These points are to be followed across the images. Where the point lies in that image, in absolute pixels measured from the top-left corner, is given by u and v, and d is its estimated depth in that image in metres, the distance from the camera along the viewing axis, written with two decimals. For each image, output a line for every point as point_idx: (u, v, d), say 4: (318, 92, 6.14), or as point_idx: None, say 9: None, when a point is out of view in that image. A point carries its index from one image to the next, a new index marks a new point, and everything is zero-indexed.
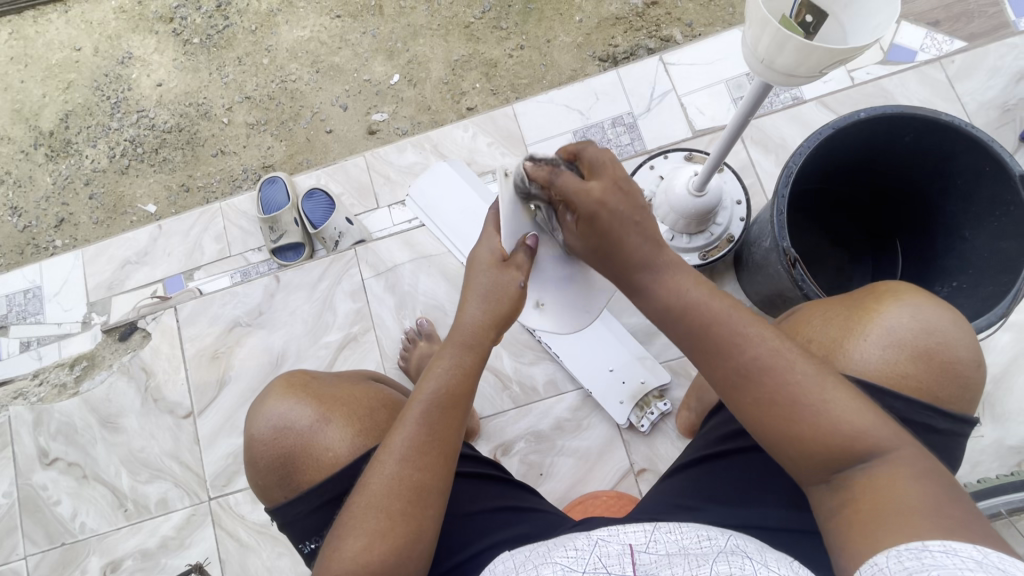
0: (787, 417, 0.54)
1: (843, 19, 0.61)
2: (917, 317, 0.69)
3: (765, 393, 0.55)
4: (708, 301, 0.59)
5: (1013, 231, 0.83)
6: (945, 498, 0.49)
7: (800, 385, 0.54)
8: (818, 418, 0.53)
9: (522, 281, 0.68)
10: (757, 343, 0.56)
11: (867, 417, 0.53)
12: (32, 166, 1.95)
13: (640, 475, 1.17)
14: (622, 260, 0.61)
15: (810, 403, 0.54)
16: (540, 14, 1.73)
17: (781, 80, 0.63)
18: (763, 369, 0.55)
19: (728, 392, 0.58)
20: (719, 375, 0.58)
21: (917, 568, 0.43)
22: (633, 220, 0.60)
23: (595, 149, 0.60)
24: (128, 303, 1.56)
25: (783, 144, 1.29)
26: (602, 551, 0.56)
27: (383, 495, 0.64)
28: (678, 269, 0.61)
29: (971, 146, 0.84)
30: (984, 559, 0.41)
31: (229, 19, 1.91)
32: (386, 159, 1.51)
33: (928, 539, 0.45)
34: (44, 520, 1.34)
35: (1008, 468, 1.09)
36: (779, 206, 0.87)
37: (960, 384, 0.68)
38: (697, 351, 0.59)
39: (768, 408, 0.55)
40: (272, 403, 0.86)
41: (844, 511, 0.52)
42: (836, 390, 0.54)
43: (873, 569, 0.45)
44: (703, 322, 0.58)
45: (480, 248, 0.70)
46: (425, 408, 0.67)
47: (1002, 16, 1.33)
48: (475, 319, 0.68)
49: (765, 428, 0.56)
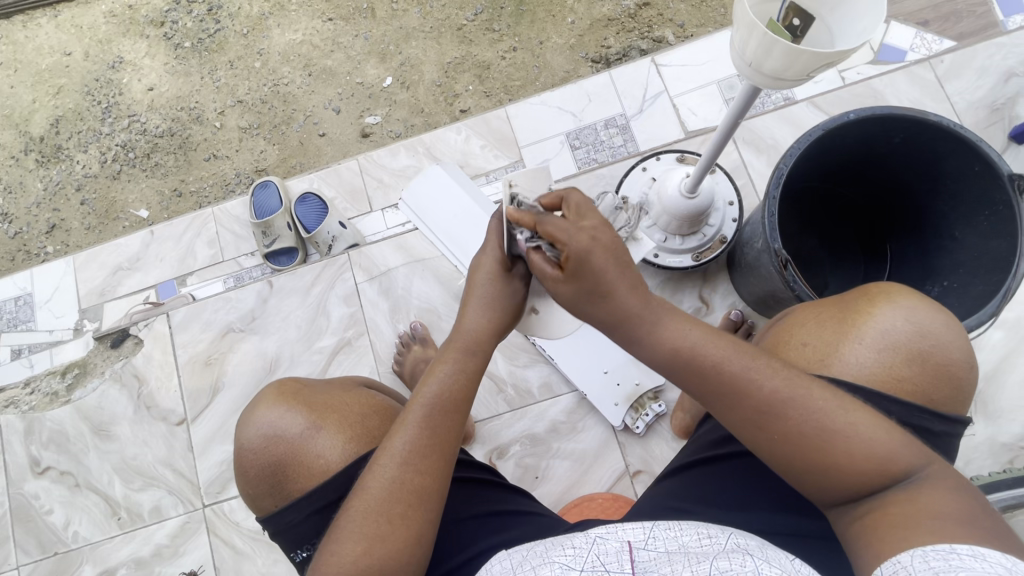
0: (821, 445, 0.55)
1: (831, 22, 0.61)
2: (910, 320, 0.69)
3: (794, 425, 0.56)
4: (709, 344, 0.60)
5: (1004, 231, 0.84)
6: (973, 507, 0.50)
7: (825, 415, 0.55)
8: (849, 445, 0.54)
9: (522, 296, 0.72)
10: (769, 382, 0.57)
11: (895, 437, 0.55)
12: (22, 171, 1.94)
13: (636, 477, 1.17)
14: (618, 312, 0.61)
15: (839, 432, 0.55)
16: (532, 16, 1.73)
17: (769, 84, 0.64)
18: (784, 402, 0.56)
19: (753, 431, 0.58)
20: (743, 416, 0.58)
21: (943, 568, 0.44)
22: (622, 262, 0.60)
23: (578, 196, 0.63)
24: (120, 309, 1.55)
25: (774, 145, 1.30)
26: (600, 548, 0.55)
27: (384, 498, 0.64)
28: (667, 317, 0.61)
29: (960, 146, 0.84)
30: (1012, 565, 0.42)
31: (221, 22, 1.90)
32: (379, 162, 1.50)
33: (955, 543, 0.46)
34: (36, 529, 1.33)
35: (1000, 465, 1.09)
36: (770, 206, 0.87)
37: (955, 385, 0.68)
38: (710, 395, 0.59)
39: (794, 443, 0.56)
40: (263, 411, 0.85)
41: (865, 523, 0.53)
42: (861, 413, 0.56)
43: (896, 567, 0.47)
44: (713, 365, 0.59)
45: (485, 256, 0.72)
46: (425, 412, 0.67)
47: (990, 16, 1.34)
48: (476, 327, 0.71)
49: (793, 462, 0.56)
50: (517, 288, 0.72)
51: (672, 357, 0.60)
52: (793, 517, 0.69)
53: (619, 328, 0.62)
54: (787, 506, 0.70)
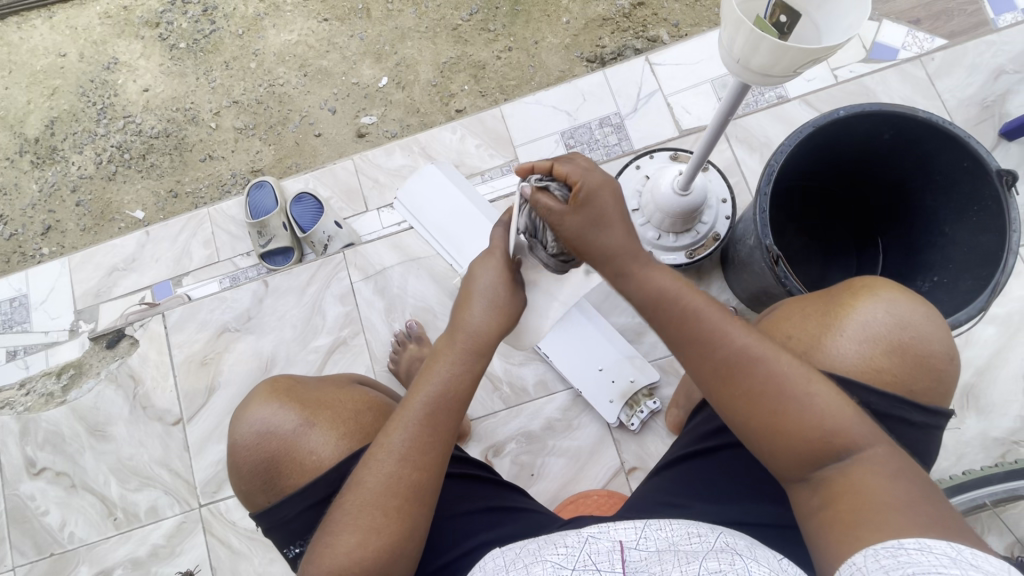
0: (778, 407, 0.56)
1: (817, 18, 0.62)
2: (892, 312, 0.70)
3: (757, 383, 0.57)
4: (685, 297, 0.61)
5: (992, 226, 0.84)
6: (921, 497, 0.50)
7: (788, 379, 0.57)
8: (802, 411, 0.56)
9: (524, 300, 0.71)
10: (738, 339, 0.59)
11: (849, 414, 0.56)
12: (17, 173, 1.94)
13: (631, 474, 1.18)
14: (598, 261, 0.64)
15: (797, 396, 0.56)
16: (527, 15, 1.74)
17: (756, 80, 0.64)
18: (749, 360, 0.58)
19: (716, 384, 0.59)
20: (709, 365, 0.59)
21: (893, 566, 0.44)
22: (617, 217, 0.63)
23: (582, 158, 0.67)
24: (116, 310, 1.55)
25: (767, 143, 1.30)
26: (592, 547, 0.56)
27: (382, 494, 0.64)
28: (649, 268, 0.63)
29: (947, 142, 0.85)
30: (959, 555, 0.42)
31: (216, 23, 1.91)
32: (375, 162, 1.50)
33: (903, 538, 0.47)
34: (32, 530, 1.33)
35: (992, 459, 1.10)
36: (761, 203, 0.88)
37: (935, 377, 0.69)
38: (682, 343, 0.61)
39: (751, 401, 0.57)
40: (255, 408, 0.85)
41: (822, 517, 0.53)
42: (823, 389, 0.57)
43: (851, 568, 0.47)
44: (686, 315, 0.60)
45: (490, 255, 0.71)
46: (429, 410, 0.67)
47: (980, 14, 1.35)
48: (480, 325, 0.68)
49: (750, 420, 0.58)
50: (520, 293, 0.71)
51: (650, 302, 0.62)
52: (777, 507, 0.70)
53: (612, 265, 0.63)
54: (778, 498, 0.70)
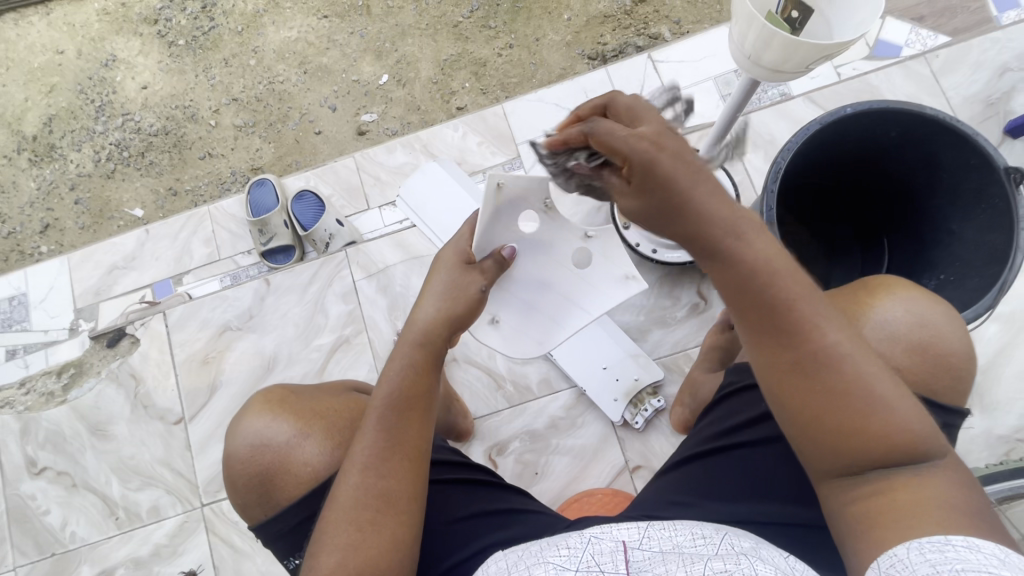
0: (862, 410, 0.51)
1: (829, 14, 0.62)
2: (910, 310, 0.70)
3: (841, 383, 0.51)
4: (784, 278, 0.52)
5: (1000, 224, 0.84)
6: (976, 507, 0.50)
7: (875, 381, 0.51)
8: (885, 417, 0.51)
9: (483, 286, 0.72)
10: (829, 333, 0.52)
11: (921, 417, 0.52)
12: (15, 171, 1.93)
13: (635, 472, 1.17)
14: (688, 233, 0.54)
15: (882, 402, 0.51)
16: (528, 13, 1.73)
17: (767, 76, 0.64)
18: (839, 357, 0.51)
19: (795, 377, 0.53)
20: (788, 359, 0.53)
21: (940, 560, 0.46)
22: (693, 167, 0.53)
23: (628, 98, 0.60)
24: (116, 309, 1.54)
25: (771, 140, 1.30)
26: (596, 548, 0.57)
27: (350, 506, 0.64)
28: (745, 238, 0.53)
29: (955, 141, 0.85)
30: (1006, 557, 0.45)
31: (215, 20, 1.89)
32: (376, 159, 1.50)
33: (950, 534, 0.48)
34: (33, 530, 1.32)
35: (997, 457, 1.10)
36: (768, 200, 0.87)
37: (954, 376, 0.68)
38: (765, 330, 0.53)
39: (828, 403, 0.52)
40: (249, 420, 0.85)
41: (860, 510, 0.53)
42: (903, 396, 0.52)
43: (893, 560, 0.48)
44: (778, 298, 0.52)
45: (448, 248, 0.74)
46: (382, 412, 0.67)
47: (984, 11, 1.34)
48: (429, 317, 0.70)
49: (821, 419, 0.52)
50: (479, 279, 0.72)
51: (734, 290, 0.54)
52: (785, 505, 0.69)
53: (710, 235, 0.53)
54: (797, 496, 0.69)
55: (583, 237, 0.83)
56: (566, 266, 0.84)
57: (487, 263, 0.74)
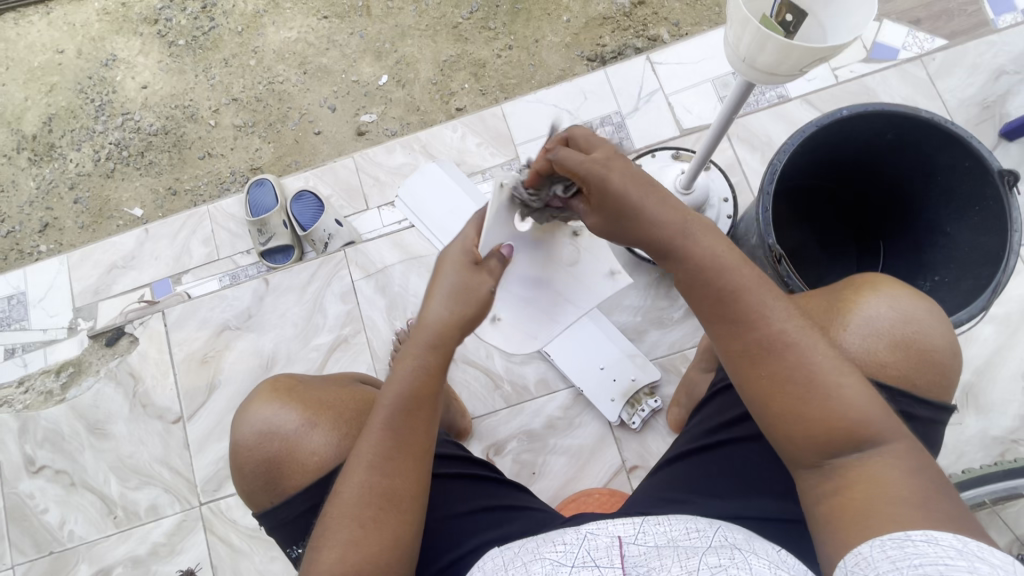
0: (810, 393, 0.54)
1: (823, 17, 0.63)
2: (895, 307, 0.70)
3: (790, 369, 0.55)
4: (734, 271, 0.57)
5: (993, 225, 0.85)
6: (941, 497, 0.50)
7: (821, 365, 0.55)
8: (830, 401, 0.54)
9: (492, 286, 0.68)
10: (776, 321, 0.56)
11: (875, 406, 0.54)
12: (14, 170, 1.93)
13: (632, 472, 1.18)
14: (642, 234, 0.60)
15: (830, 386, 0.54)
16: (528, 14, 1.74)
17: (762, 79, 0.64)
18: (786, 343, 0.55)
19: (745, 363, 0.57)
20: (739, 348, 0.57)
21: (899, 556, 0.45)
22: (640, 177, 0.59)
23: (580, 130, 0.64)
24: (115, 308, 1.54)
25: (769, 142, 1.31)
26: (591, 544, 0.57)
27: (354, 503, 0.65)
28: (694, 236, 0.58)
29: (948, 143, 0.86)
30: (964, 547, 0.44)
31: (215, 20, 1.90)
32: (375, 160, 1.50)
33: (911, 530, 0.48)
34: (32, 529, 1.32)
35: (992, 458, 1.11)
36: (765, 202, 0.88)
37: (939, 371, 0.69)
38: (717, 322, 0.58)
39: (775, 387, 0.55)
40: (256, 408, 0.85)
41: (830, 506, 0.54)
42: (855, 384, 0.54)
43: (857, 557, 0.48)
44: (726, 288, 0.57)
45: (455, 246, 0.70)
46: (390, 413, 0.67)
47: (980, 15, 1.35)
48: (441, 317, 0.66)
49: (771, 402, 0.56)
50: (488, 279, 0.69)
51: (687, 285, 0.59)
52: (780, 501, 0.70)
53: (661, 234, 0.59)
54: (788, 493, 0.70)
55: (573, 234, 0.83)
56: (559, 263, 0.84)
57: (493, 262, 0.70)
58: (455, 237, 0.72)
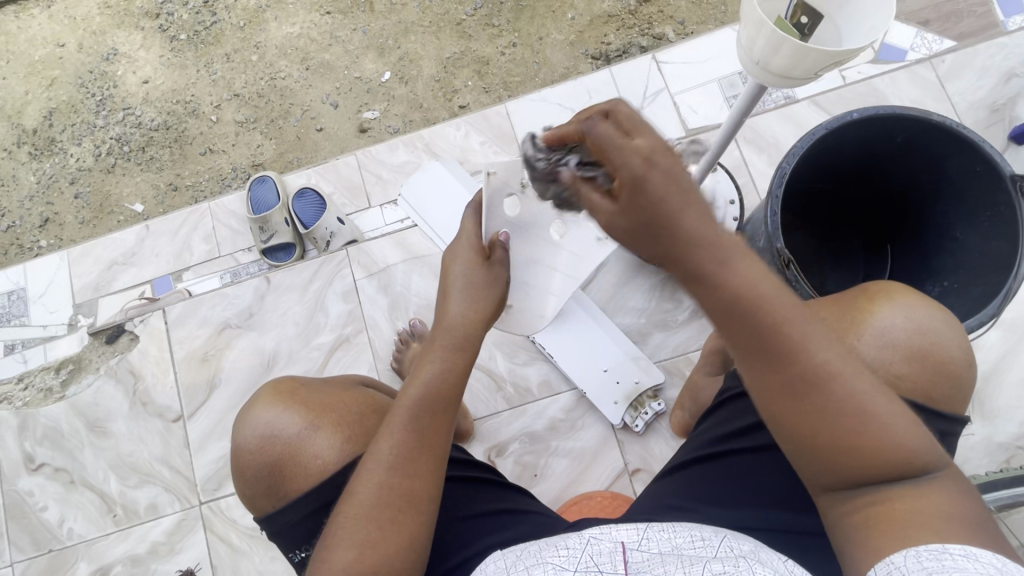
0: (856, 430, 0.49)
1: (839, 20, 0.61)
2: (910, 317, 0.70)
3: (836, 405, 0.50)
4: (781, 299, 0.50)
5: (1005, 231, 0.84)
6: (973, 513, 0.51)
7: (867, 399, 0.50)
8: (882, 435, 0.50)
9: (503, 281, 0.71)
10: (826, 352, 0.50)
11: (919, 433, 0.51)
12: (15, 164, 1.92)
13: (635, 475, 1.17)
14: (673, 249, 0.50)
15: (880, 421, 0.50)
16: (532, 11, 1.73)
17: (775, 82, 0.63)
18: (835, 378, 0.50)
19: (791, 400, 0.51)
20: (782, 382, 0.50)
21: (936, 569, 0.46)
22: (687, 186, 0.50)
23: (628, 109, 0.56)
24: (116, 305, 1.53)
25: (775, 144, 1.30)
26: (594, 549, 0.56)
27: (370, 504, 0.64)
28: (738, 256, 0.50)
29: (960, 147, 0.85)
30: (1003, 566, 0.45)
31: (217, 15, 1.89)
32: (377, 158, 1.49)
33: (948, 543, 0.48)
34: (30, 526, 1.31)
35: (997, 465, 1.10)
36: (773, 205, 0.87)
37: (954, 384, 0.68)
38: (753, 354, 0.51)
39: (825, 424, 0.50)
40: (259, 411, 0.85)
41: (858, 518, 0.52)
42: (903, 411, 0.51)
43: (890, 567, 0.48)
44: (772, 320, 0.49)
45: (461, 245, 0.72)
46: (411, 414, 0.67)
47: (991, 16, 1.34)
48: (461, 317, 0.69)
49: (817, 439, 0.51)
50: (498, 273, 0.71)
51: (721, 315, 0.50)
52: (780, 512, 0.69)
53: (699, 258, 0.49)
54: (788, 504, 0.69)
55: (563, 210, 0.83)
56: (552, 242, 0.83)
57: (500, 254, 0.71)
58: (458, 231, 0.73)
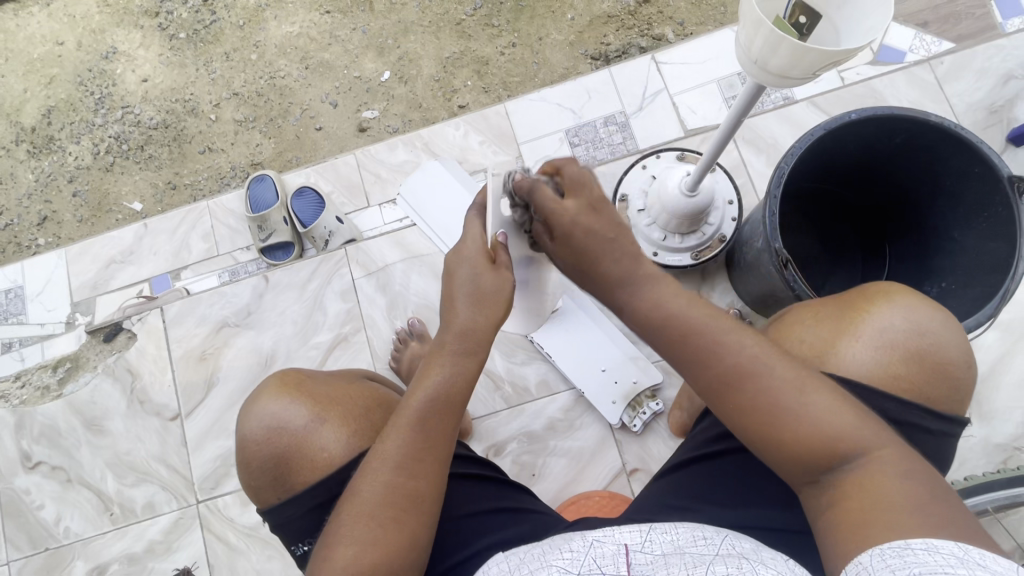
0: (772, 421, 0.56)
1: (838, 20, 0.61)
2: (909, 318, 0.69)
3: (750, 401, 0.57)
4: (689, 313, 0.60)
5: (1001, 232, 0.84)
6: (931, 498, 0.50)
7: (780, 394, 0.56)
8: (806, 423, 0.55)
9: (512, 282, 0.67)
10: (737, 355, 0.58)
11: (847, 417, 0.55)
12: (13, 162, 1.91)
13: (633, 475, 1.17)
14: (600, 279, 0.63)
15: (793, 411, 0.56)
16: (531, 12, 1.73)
17: (774, 81, 0.63)
18: (749, 377, 0.57)
19: (716, 401, 0.59)
20: (706, 385, 0.60)
21: (900, 565, 0.44)
22: (607, 236, 0.62)
23: (573, 167, 0.64)
24: (114, 303, 1.53)
25: (774, 144, 1.30)
26: (597, 551, 0.56)
27: (376, 502, 0.64)
28: (654, 283, 0.62)
29: (959, 147, 0.84)
30: (966, 555, 0.43)
31: (217, 14, 1.88)
32: (376, 157, 1.49)
33: (910, 539, 0.47)
34: (27, 524, 1.31)
35: (994, 466, 1.10)
36: (772, 205, 0.87)
37: (952, 386, 0.68)
38: (678, 363, 0.61)
39: (753, 418, 0.57)
40: (265, 402, 0.84)
41: (833, 517, 0.54)
42: (821, 396, 0.56)
43: (857, 568, 0.47)
44: (683, 333, 0.60)
45: (467, 244, 0.67)
46: (419, 414, 0.67)
47: (989, 18, 1.34)
48: (468, 323, 0.66)
49: (750, 433, 0.58)
50: (504, 277, 0.67)
51: (645, 331, 0.63)
52: (779, 510, 0.69)
53: (623, 282, 0.62)
54: (786, 503, 0.70)
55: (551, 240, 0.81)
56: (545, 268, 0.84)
57: (504, 256, 0.68)
58: (462, 230, 0.69)
